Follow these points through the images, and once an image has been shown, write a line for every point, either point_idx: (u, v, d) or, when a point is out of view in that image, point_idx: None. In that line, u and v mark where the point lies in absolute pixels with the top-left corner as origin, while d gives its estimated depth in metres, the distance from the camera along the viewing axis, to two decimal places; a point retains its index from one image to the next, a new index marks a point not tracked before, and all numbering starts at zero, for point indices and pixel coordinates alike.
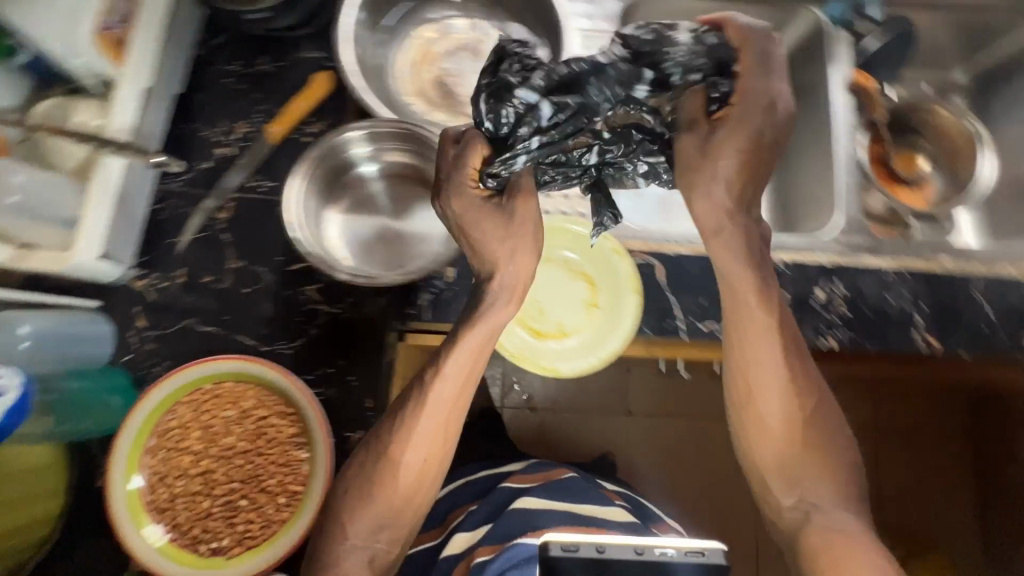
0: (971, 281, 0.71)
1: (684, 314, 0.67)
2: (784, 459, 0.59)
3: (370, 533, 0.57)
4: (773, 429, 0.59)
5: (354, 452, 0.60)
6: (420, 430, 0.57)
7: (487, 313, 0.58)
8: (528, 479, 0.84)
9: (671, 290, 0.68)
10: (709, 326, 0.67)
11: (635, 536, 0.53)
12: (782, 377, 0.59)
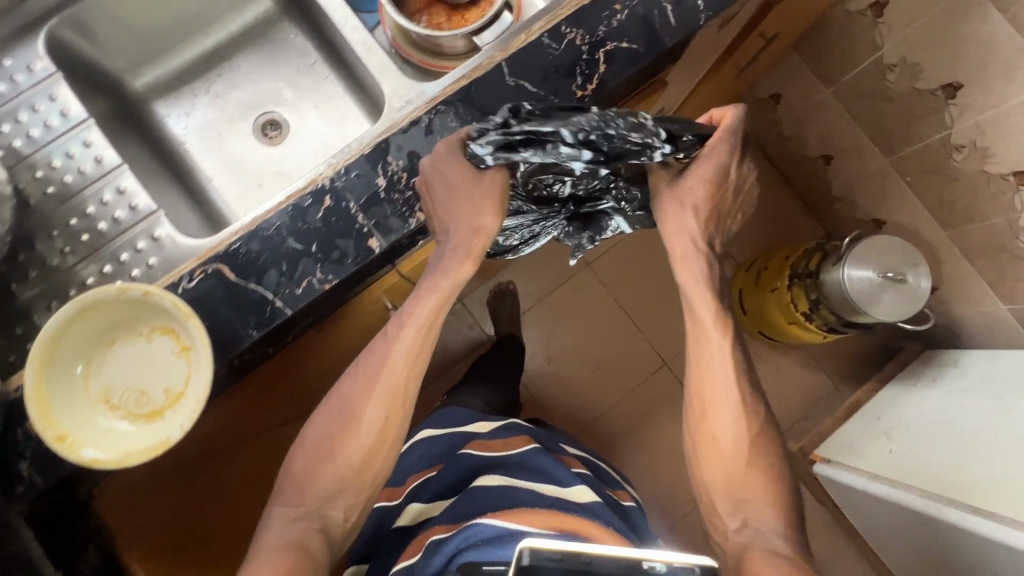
0: (497, 68, 0.69)
1: (276, 293, 0.63)
2: (728, 492, 0.70)
3: (319, 505, 0.67)
4: (725, 448, 0.71)
5: (322, 408, 0.70)
6: (372, 385, 0.68)
7: (436, 281, 0.68)
8: (492, 450, 0.85)
9: (249, 281, 0.63)
10: (304, 285, 0.64)
11: (632, 551, 0.52)
12: (732, 399, 0.72)
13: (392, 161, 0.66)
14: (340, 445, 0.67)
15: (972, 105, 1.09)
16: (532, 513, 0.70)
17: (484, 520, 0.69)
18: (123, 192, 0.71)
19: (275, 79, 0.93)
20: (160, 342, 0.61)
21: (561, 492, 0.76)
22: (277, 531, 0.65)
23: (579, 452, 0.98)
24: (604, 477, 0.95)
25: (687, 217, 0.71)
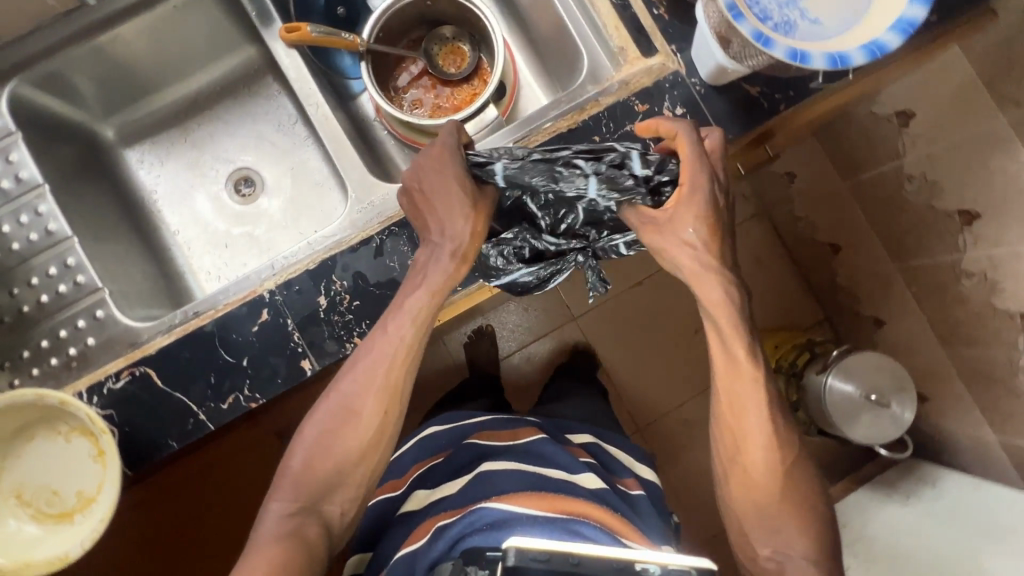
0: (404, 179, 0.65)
1: (201, 406, 0.62)
2: (759, 509, 0.65)
3: (316, 501, 0.60)
4: (758, 475, 0.64)
5: (320, 399, 0.63)
6: (369, 370, 0.61)
7: (428, 274, 0.62)
8: (500, 440, 0.77)
9: (175, 390, 0.62)
10: (230, 402, 0.62)
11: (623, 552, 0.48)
12: (766, 431, 0.64)
13: (337, 281, 0.64)
14: (337, 436, 0.60)
15: (988, 238, 1.01)
16: (536, 495, 0.65)
17: (489, 505, 0.63)
18: (68, 265, 0.70)
19: (252, 133, 0.90)
20: (79, 444, 0.61)
21: (570, 475, 0.69)
22: (271, 529, 0.58)
23: (585, 437, 0.85)
24: (610, 464, 0.81)
25: (711, 275, 0.63)
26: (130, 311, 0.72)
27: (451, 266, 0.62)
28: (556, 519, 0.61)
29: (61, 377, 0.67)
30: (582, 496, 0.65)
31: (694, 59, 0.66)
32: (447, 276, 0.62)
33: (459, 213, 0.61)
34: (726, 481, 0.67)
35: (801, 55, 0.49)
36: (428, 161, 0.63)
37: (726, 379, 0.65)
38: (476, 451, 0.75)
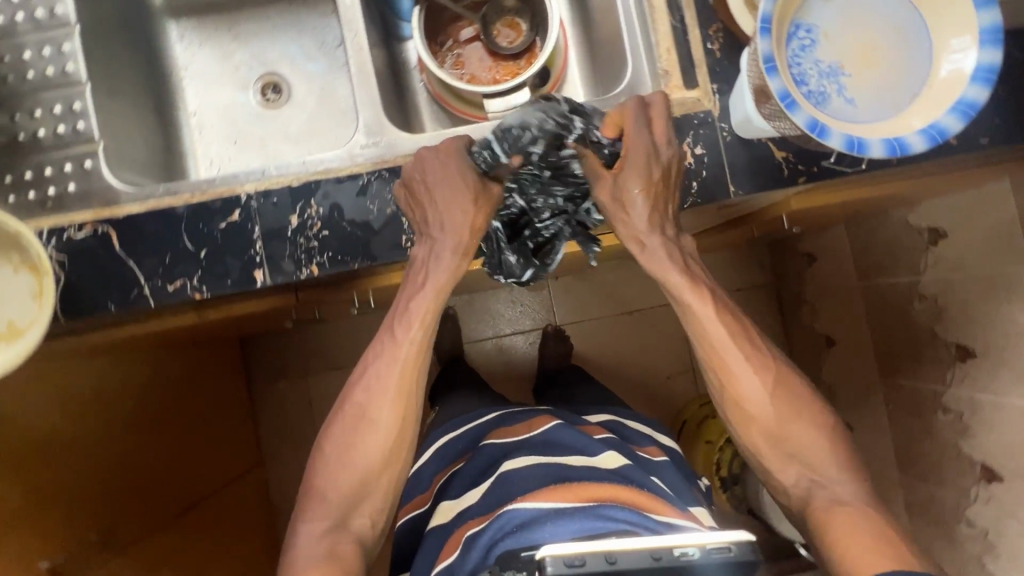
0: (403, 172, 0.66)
1: (149, 281, 0.63)
2: (765, 429, 0.69)
3: (344, 517, 0.67)
4: (753, 407, 0.69)
5: (337, 414, 0.70)
6: (388, 378, 0.68)
7: (418, 283, 0.66)
8: (516, 435, 0.87)
9: (130, 258, 0.63)
10: (177, 286, 0.63)
11: (653, 542, 0.52)
12: (745, 359, 0.69)
13: (313, 206, 0.64)
14: (358, 446, 0.67)
15: (977, 379, 0.99)
16: (561, 488, 0.73)
17: (518, 506, 0.72)
18: (74, 109, 0.71)
19: (294, 43, 0.90)
20: (24, 279, 0.61)
21: (591, 460, 0.79)
22: (309, 547, 0.65)
23: (601, 418, 0.98)
24: (633, 435, 0.94)
25: (659, 242, 0.66)
26: (119, 172, 0.73)
27: (452, 261, 0.65)
28: (584, 507, 0.70)
29: (32, 212, 0.68)
30: (606, 482, 0.75)
31: (730, 104, 0.64)
32: (452, 273, 0.66)
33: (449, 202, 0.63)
34: (730, 423, 0.71)
35: (822, 129, 0.47)
36: (433, 156, 0.63)
37: (706, 338, 0.69)
38: (490, 456, 0.86)
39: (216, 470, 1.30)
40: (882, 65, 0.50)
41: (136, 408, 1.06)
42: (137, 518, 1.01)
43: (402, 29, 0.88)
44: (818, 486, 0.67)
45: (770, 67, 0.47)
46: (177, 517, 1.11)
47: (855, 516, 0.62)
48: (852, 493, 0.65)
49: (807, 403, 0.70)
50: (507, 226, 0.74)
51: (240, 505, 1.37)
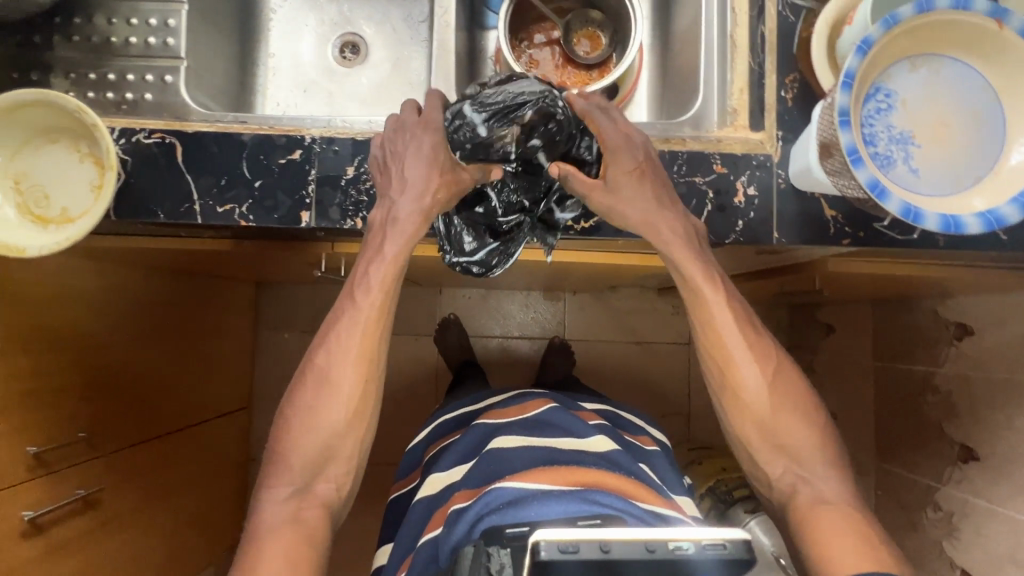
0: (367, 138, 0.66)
1: (200, 198, 0.65)
2: (753, 414, 0.69)
3: (307, 481, 0.67)
4: (749, 397, 0.69)
5: (298, 380, 0.69)
6: (347, 345, 0.68)
7: (374, 256, 0.65)
8: (501, 417, 0.91)
9: (188, 172, 0.65)
10: (226, 209, 0.65)
11: (648, 534, 0.51)
12: (743, 347, 0.69)
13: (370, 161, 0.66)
14: (319, 411, 0.67)
15: (975, 483, 0.98)
16: (548, 471, 0.76)
17: (504, 484, 0.74)
18: (167, 24, 0.74)
19: (382, 10, 0.93)
20: (87, 170, 0.64)
21: (576, 443, 0.83)
22: (275, 512, 0.65)
23: (600, 406, 1.03)
24: (627, 425, 1.01)
25: (680, 243, 0.63)
26: (194, 91, 0.76)
27: (410, 225, 0.63)
28: (570, 490, 0.72)
29: (108, 110, 0.72)
30: (593, 468, 0.77)
31: (791, 152, 0.65)
32: (406, 245, 0.64)
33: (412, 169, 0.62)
34: (723, 408, 0.71)
35: (881, 190, 0.47)
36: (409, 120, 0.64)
37: (711, 326, 0.69)
38: (479, 434, 0.90)
39: (207, 402, 1.32)
40: (956, 144, 0.50)
41: (150, 323, 1.08)
42: (126, 426, 1.04)
43: (487, 19, 0.91)
44: (803, 484, 0.67)
45: (843, 121, 0.48)
46: (159, 437, 1.14)
47: (836, 516, 0.63)
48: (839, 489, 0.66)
49: (797, 390, 0.70)
50: (463, 213, 0.71)
51: (220, 442, 1.39)
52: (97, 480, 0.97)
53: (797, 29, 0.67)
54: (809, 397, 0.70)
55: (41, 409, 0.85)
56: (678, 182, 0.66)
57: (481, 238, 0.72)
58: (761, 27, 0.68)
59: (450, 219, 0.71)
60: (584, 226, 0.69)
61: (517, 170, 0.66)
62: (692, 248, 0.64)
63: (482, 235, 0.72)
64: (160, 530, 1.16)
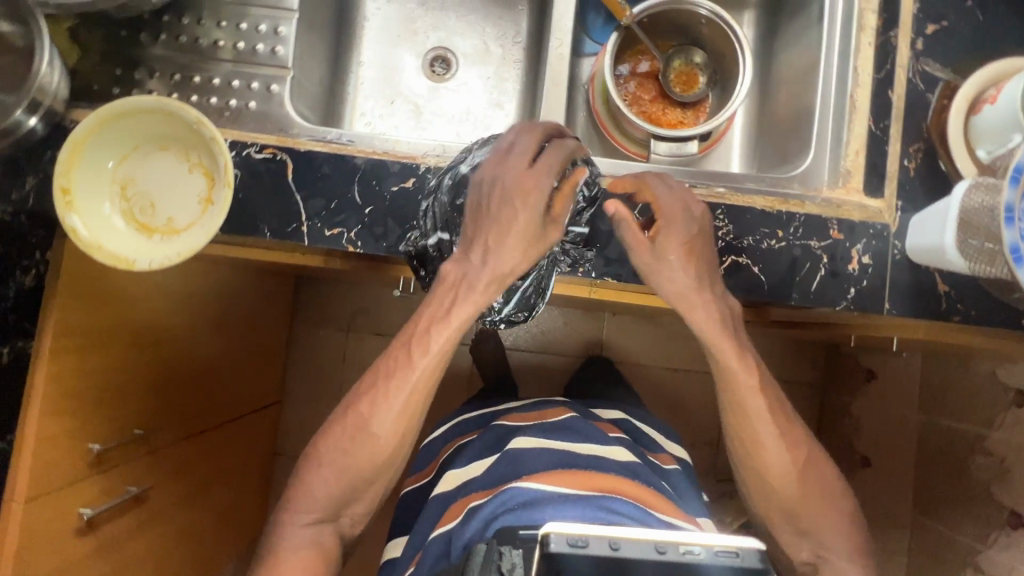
0: (414, 167, 0.64)
1: (309, 220, 0.63)
2: (761, 473, 0.67)
3: (335, 512, 0.68)
4: (776, 482, 0.67)
5: (338, 415, 0.68)
6: (392, 402, 0.66)
7: (448, 315, 0.62)
8: (521, 419, 0.91)
9: (299, 191, 0.63)
10: (334, 233, 0.63)
11: (659, 534, 0.49)
12: (772, 431, 0.67)
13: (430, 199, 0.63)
14: (353, 455, 0.66)
15: (1021, 551, 0.98)
16: (565, 475, 0.73)
17: (519, 484, 0.72)
18: (277, 32, 0.72)
19: (478, 28, 0.91)
20: (196, 181, 0.63)
21: (595, 448, 0.81)
22: (297, 535, 0.66)
23: (613, 416, 1.01)
24: (647, 441, 0.98)
25: (725, 342, 0.64)
26: (296, 103, 0.75)
27: (483, 296, 0.60)
28: (587, 495, 0.69)
29: (210, 116, 0.70)
30: (614, 475, 0.74)
31: (910, 225, 0.64)
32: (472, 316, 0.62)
33: (507, 247, 0.57)
34: (749, 493, 0.69)
35: None
36: (514, 180, 0.55)
37: (743, 407, 0.67)
38: (497, 433, 0.89)
39: (247, 397, 1.31)
40: None
41: (211, 321, 1.07)
42: (178, 422, 1.03)
43: (586, 46, 0.89)
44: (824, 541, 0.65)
45: (1008, 217, 0.47)
46: (205, 430, 1.13)
47: None
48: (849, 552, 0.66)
49: (824, 482, 0.68)
50: None
51: (254, 435, 1.37)
52: (145, 477, 0.96)
53: (927, 99, 0.66)
54: (835, 487, 0.68)
55: (108, 405, 0.84)
56: (794, 244, 0.65)
57: None
58: (889, 91, 0.67)
59: None
60: None
61: None
62: (730, 359, 0.65)
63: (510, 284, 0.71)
64: (195, 525, 1.15)
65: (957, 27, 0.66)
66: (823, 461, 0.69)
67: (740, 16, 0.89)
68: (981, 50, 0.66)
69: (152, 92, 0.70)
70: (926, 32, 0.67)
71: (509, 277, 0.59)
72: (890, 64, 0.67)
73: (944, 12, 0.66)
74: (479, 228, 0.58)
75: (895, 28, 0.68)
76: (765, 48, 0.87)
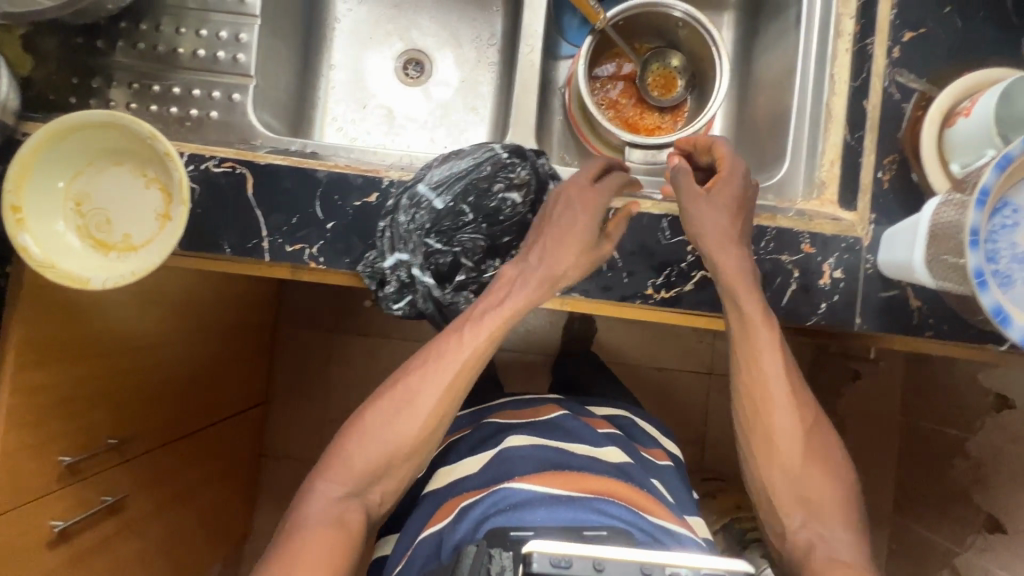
0: (378, 181, 0.62)
1: (270, 235, 0.62)
2: (769, 421, 0.59)
3: (363, 488, 0.60)
4: (781, 441, 0.59)
5: (378, 390, 0.63)
6: (437, 376, 0.61)
7: (503, 295, 0.62)
8: (517, 418, 0.82)
9: (259, 207, 0.62)
10: (296, 248, 0.62)
11: (645, 555, 0.46)
12: (783, 387, 0.59)
13: (390, 220, 0.62)
14: (394, 429, 0.60)
15: (996, 555, 0.97)
16: (554, 475, 0.69)
17: (512, 484, 0.68)
18: (238, 39, 0.70)
19: (453, 30, 0.89)
20: (154, 196, 0.61)
21: (589, 449, 0.75)
22: (320, 510, 0.58)
23: (608, 411, 0.91)
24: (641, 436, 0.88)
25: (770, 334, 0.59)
26: (261, 113, 0.73)
27: (536, 294, 0.61)
28: (580, 496, 0.66)
29: (170, 127, 0.69)
30: (605, 476, 0.70)
31: (883, 237, 0.63)
32: (528, 301, 0.61)
33: (564, 253, 0.61)
34: (748, 456, 0.60)
35: (1004, 316, 0.46)
36: (577, 194, 0.62)
37: (750, 351, 0.60)
38: (491, 429, 0.81)
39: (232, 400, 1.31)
40: None
41: (192, 326, 1.04)
42: (155, 430, 1.02)
43: (562, 49, 0.87)
44: None
45: (973, 240, 0.46)
46: (184, 435, 1.12)
47: None
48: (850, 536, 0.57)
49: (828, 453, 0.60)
50: (450, 284, 0.67)
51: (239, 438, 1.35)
52: (123, 486, 0.96)
53: (902, 110, 0.64)
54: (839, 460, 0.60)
55: (79, 417, 0.83)
56: (764, 258, 0.64)
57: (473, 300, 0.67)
58: (864, 101, 0.65)
59: (433, 299, 0.67)
60: (664, 295, 0.63)
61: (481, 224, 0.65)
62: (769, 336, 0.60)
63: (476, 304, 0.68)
64: (176, 529, 1.14)
65: (935, 35, 0.64)
66: (827, 431, 0.61)
67: (719, 18, 0.87)
68: (957, 59, 0.64)
69: (112, 102, 0.69)
70: (903, 39, 0.65)
71: (562, 280, 0.61)
72: (866, 73, 0.66)
73: (922, 19, 0.65)
74: (542, 230, 0.63)
75: (871, 35, 0.66)
76: (745, 52, 0.85)
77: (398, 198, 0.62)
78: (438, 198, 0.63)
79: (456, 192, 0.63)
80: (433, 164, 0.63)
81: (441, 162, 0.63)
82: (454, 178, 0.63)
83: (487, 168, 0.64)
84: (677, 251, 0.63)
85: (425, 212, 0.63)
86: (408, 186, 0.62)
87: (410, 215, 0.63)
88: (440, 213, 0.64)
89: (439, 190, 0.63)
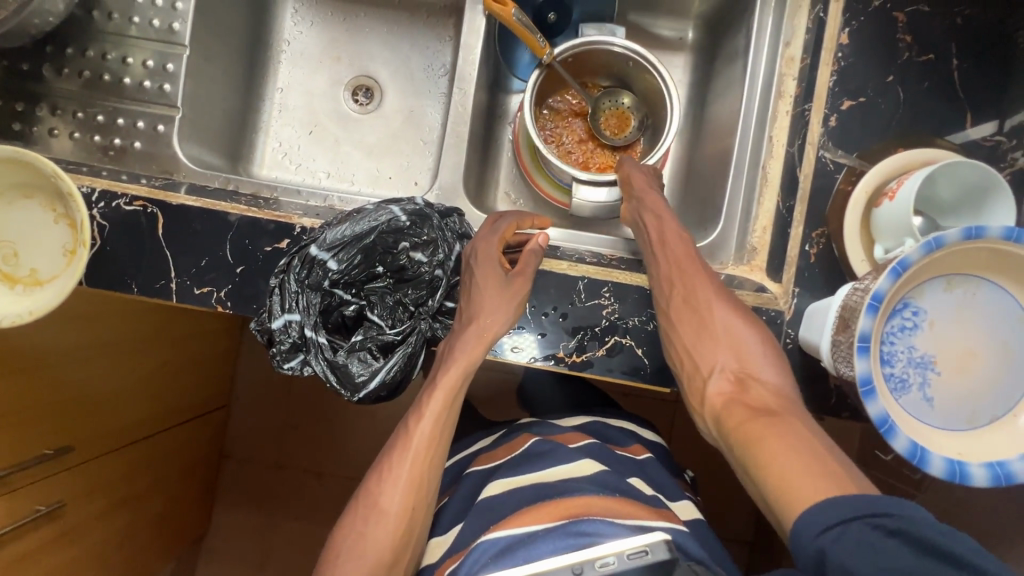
0: (289, 228, 0.61)
1: (178, 277, 0.61)
2: (691, 294, 0.58)
3: None
4: (701, 311, 0.58)
5: (348, 508, 0.58)
6: (396, 471, 0.57)
7: (445, 370, 0.59)
8: (494, 461, 0.70)
9: (169, 248, 0.61)
10: (204, 292, 0.61)
11: (571, 557, 0.44)
12: (699, 272, 0.60)
13: (289, 273, 0.60)
14: (365, 539, 0.55)
15: None
16: (537, 508, 0.55)
17: (490, 535, 0.54)
18: (166, 69, 0.70)
19: (402, 57, 0.87)
20: (62, 232, 0.61)
21: (562, 471, 0.61)
22: None
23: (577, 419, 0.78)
24: (610, 433, 0.75)
25: (685, 252, 0.61)
26: (189, 144, 0.72)
27: (471, 353, 0.58)
28: (556, 526, 0.51)
29: (94, 155, 0.69)
30: (579, 494, 0.56)
31: (805, 313, 0.60)
32: (468, 366, 0.58)
33: (486, 294, 0.59)
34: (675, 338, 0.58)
35: (889, 427, 0.44)
36: (483, 251, 0.62)
37: (665, 244, 0.63)
38: (473, 483, 0.68)
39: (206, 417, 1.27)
40: (977, 379, 0.46)
41: (151, 330, 1.01)
42: (97, 436, 0.94)
43: (512, 83, 0.86)
44: None
45: (862, 347, 0.44)
46: (136, 441, 1.04)
47: None
48: (776, 378, 0.54)
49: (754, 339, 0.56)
50: (345, 346, 0.63)
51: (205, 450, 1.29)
52: (62, 492, 0.88)
53: (838, 179, 0.62)
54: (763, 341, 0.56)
55: (17, 427, 0.79)
56: None
57: (370, 363, 0.62)
58: (798, 168, 0.63)
59: (324, 356, 0.61)
60: (576, 359, 0.62)
61: (389, 283, 0.65)
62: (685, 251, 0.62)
63: (372, 360, 0.63)
64: (127, 536, 1.07)
65: (875, 105, 0.62)
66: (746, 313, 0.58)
67: (674, 60, 0.85)
68: (894, 130, 0.62)
69: (39, 127, 0.69)
70: (841, 107, 0.62)
71: (492, 330, 0.58)
72: (801, 139, 0.63)
73: (863, 88, 0.62)
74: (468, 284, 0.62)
75: (810, 101, 0.63)
76: (699, 96, 0.83)
77: (293, 256, 0.61)
78: (334, 259, 0.62)
79: (357, 248, 0.63)
80: (335, 217, 0.63)
81: (343, 218, 0.62)
82: (357, 237, 0.62)
83: (393, 225, 0.63)
84: (591, 315, 0.62)
85: (322, 270, 0.61)
86: (301, 243, 0.61)
87: (303, 271, 0.60)
88: (343, 271, 0.62)
89: (335, 250, 0.61)
